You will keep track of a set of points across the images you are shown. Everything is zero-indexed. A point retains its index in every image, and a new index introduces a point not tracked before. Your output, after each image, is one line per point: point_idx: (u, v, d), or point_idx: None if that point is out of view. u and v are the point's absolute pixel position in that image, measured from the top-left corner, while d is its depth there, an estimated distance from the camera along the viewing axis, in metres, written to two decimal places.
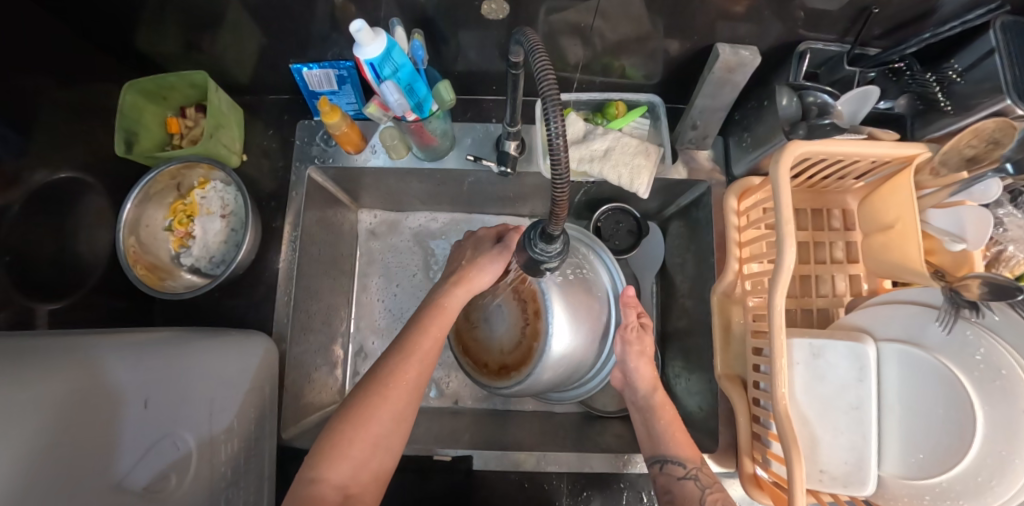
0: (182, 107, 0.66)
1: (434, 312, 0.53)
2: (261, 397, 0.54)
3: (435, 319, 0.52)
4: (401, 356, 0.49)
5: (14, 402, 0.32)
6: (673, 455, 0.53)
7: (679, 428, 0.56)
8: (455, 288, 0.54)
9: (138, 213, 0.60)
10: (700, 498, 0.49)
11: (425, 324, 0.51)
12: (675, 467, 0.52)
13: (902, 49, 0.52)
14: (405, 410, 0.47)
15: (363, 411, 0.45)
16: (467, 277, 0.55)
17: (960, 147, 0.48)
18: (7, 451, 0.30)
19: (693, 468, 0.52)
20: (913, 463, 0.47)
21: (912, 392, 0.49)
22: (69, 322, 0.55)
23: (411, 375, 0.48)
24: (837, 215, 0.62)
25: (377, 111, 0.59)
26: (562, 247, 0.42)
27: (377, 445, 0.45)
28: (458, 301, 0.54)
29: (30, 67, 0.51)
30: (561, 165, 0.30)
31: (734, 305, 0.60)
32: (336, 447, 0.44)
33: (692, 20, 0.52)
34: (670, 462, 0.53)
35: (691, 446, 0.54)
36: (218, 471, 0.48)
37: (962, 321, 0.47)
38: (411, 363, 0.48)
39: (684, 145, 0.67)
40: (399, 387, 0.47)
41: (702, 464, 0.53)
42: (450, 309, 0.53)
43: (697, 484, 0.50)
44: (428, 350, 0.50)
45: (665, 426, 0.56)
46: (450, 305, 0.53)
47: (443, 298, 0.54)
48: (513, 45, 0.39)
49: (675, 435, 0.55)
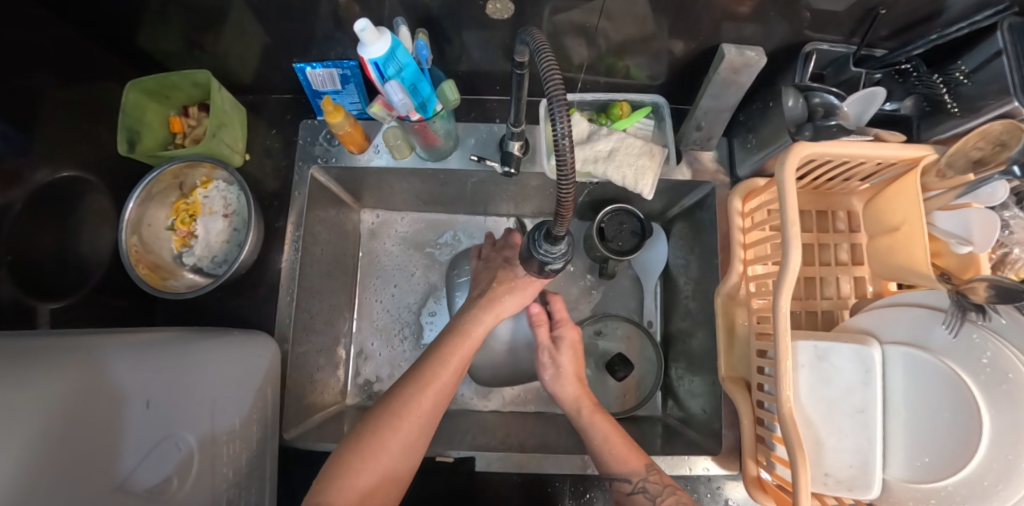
0: (184, 106, 0.66)
1: (458, 337, 0.55)
2: (263, 399, 0.55)
3: (455, 350, 0.54)
4: (418, 386, 0.50)
5: (16, 401, 0.32)
6: (618, 473, 0.53)
7: (616, 440, 0.55)
8: (483, 313, 0.57)
9: (140, 213, 0.60)
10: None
11: (447, 356, 0.53)
12: (623, 484, 0.52)
13: (908, 51, 0.52)
14: (417, 441, 0.49)
15: (372, 442, 0.47)
16: (495, 303, 0.57)
17: (967, 148, 0.49)
18: (9, 450, 0.30)
19: (640, 480, 0.51)
20: (918, 466, 0.47)
21: (919, 398, 0.49)
22: (71, 322, 0.55)
23: (425, 408, 0.50)
24: (842, 217, 0.62)
25: (380, 110, 0.59)
26: (567, 248, 0.42)
27: (388, 472, 0.47)
28: (483, 329, 0.56)
29: (32, 65, 0.51)
30: (567, 165, 0.31)
31: (738, 306, 0.60)
32: (343, 470, 0.45)
33: (697, 21, 0.52)
34: (619, 481, 0.52)
35: (634, 456, 0.54)
36: (220, 472, 0.48)
37: (969, 324, 0.46)
38: (427, 393, 0.50)
39: (689, 146, 0.67)
40: (411, 417, 0.49)
41: (648, 473, 0.52)
42: (472, 339, 0.55)
43: (647, 497, 0.50)
44: (447, 380, 0.52)
45: (602, 444, 0.55)
46: (471, 337, 0.55)
47: (470, 325, 0.56)
48: (518, 45, 0.39)
49: (613, 449, 0.54)
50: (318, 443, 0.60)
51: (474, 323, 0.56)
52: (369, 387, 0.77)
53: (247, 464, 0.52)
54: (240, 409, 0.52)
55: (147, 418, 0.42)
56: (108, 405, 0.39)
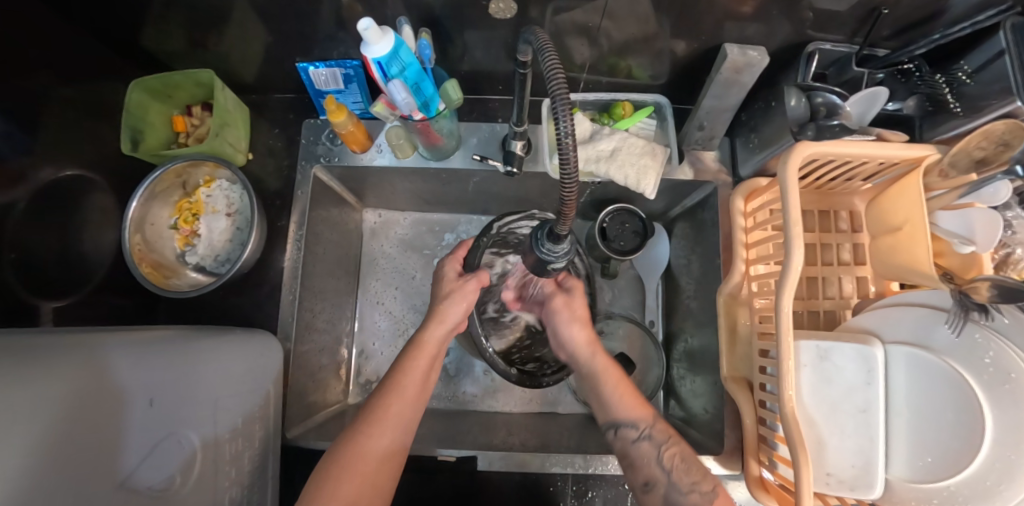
0: (188, 105, 0.66)
1: (413, 352, 0.53)
2: (266, 396, 0.55)
3: (416, 359, 0.53)
4: (385, 393, 0.50)
5: (21, 400, 0.32)
6: (624, 420, 0.54)
7: (625, 389, 0.56)
8: (431, 322, 0.55)
9: (143, 212, 0.60)
10: (658, 457, 0.51)
11: (408, 362, 0.53)
12: (629, 431, 0.53)
13: (909, 51, 0.52)
14: (396, 451, 0.48)
15: (357, 446, 0.46)
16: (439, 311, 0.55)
17: (970, 148, 0.49)
18: (15, 449, 0.30)
19: (646, 428, 0.53)
20: (920, 466, 0.47)
21: (921, 399, 0.49)
22: (74, 320, 0.55)
23: (395, 412, 0.49)
24: (844, 217, 0.62)
25: (383, 110, 0.59)
26: (569, 247, 0.42)
27: (370, 482, 0.45)
28: (436, 338, 0.55)
29: (37, 65, 0.51)
30: (569, 163, 0.31)
31: (740, 306, 0.60)
32: (328, 475, 0.44)
33: (699, 20, 0.52)
34: (624, 429, 0.53)
35: (640, 406, 0.55)
36: (221, 470, 0.48)
37: (971, 324, 0.47)
38: (394, 399, 0.50)
39: (691, 146, 0.67)
40: (391, 421, 0.49)
41: (654, 422, 0.53)
42: (431, 347, 0.54)
43: (652, 444, 0.52)
44: (415, 389, 0.52)
45: (611, 391, 0.56)
46: (431, 344, 0.55)
47: (420, 334, 0.55)
48: (521, 44, 0.39)
49: (621, 398, 0.55)
50: (320, 442, 0.60)
51: (430, 329, 0.55)
52: (370, 387, 0.77)
53: (249, 462, 0.52)
54: (242, 408, 0.52)
55: (151, 416, 0.42)
56: (113, 403, 0.39)
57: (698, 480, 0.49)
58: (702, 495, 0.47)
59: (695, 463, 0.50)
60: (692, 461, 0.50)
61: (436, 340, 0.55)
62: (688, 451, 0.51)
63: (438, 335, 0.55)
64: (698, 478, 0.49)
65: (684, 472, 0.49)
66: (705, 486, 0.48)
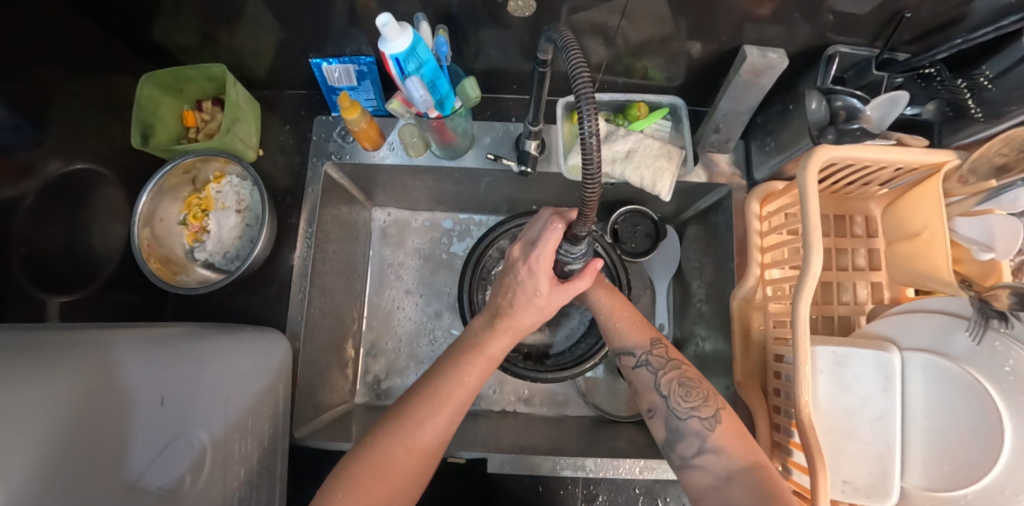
0: (198, 100, 0.66)
1: (470, 352, 0.49)
2: (276, 395, 0.53)
3: (472, 362, 0.48)
4: (431, 399, 0.44)
5: (18, 400, 0.31)
6: (623, 347, 0.55)
7: (621, 314, 0.57)
8: (500, 330, 0.50)
9: (152, 207, 0.60)
10: (655, 382, 0.51)
11: (463, 365, 0.47)
12: (628, 358, 0.54)
13: (931, 55, 0.50)
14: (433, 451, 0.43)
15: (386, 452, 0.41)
16: (513, 318, 0.50)
17: (991, 155, 0.49)
18: (15, 454, 0.29)
19: (643, 354, 0.53)
20: (936, 475, 0.47)
21: (942, 408, 0.48)
22: (81, 316, 0.54)
23: (441, 422, 0.44)
24: (860, 222, 0.62)
25: (399, 107, 0.58)
26: (586, 250, 0.44)
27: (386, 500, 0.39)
28: (501, 346, 0.50)
29: (46, 56, 0.50)
30: (593, 163, 0.30)
31: (754, 310, 0.60)
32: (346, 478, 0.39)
33: (717, 22, 0.51)
34: (623, 355, 0.55)
35: (638, 331, 0.55)
36: (231, 471, 0.46)
37: (992, 331, 0.46)
38: (443, 407, 0.44)
39: (706, 148, 0.67)
40: (427, 430, 0.43)
41: (652, 347, 0.53)
42: (458, 392, 0.46)
43: (649, 370, 0.52)
44: (461, 393, 0.46)
45: (607, 319, 0.57)
46: (432, 422, 0.43)
47: (487, 343, 0.49)
48: (542, 42, 0.39)
49: (619, 326, 0.56)
50: (327, 443, 0.60)
51: (464, 369, 0.47)
52: (377, 386, 0.77)
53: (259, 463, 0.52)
54: None
55: (157, 416, 0.41)
56: (116, 403, 0.38)
57: (697, 405, 0.47)
58: (701, 421, 0.46)
59: (697, 386, 0.49)
60: (693, 385, 0.49)
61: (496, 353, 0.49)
62: (688, 375, 0.50)
63: (501, 344, 0.50)
64: (698, 402, 0.47)
65: (681, 397, 0.49)
66: (705, 411, 0.47)
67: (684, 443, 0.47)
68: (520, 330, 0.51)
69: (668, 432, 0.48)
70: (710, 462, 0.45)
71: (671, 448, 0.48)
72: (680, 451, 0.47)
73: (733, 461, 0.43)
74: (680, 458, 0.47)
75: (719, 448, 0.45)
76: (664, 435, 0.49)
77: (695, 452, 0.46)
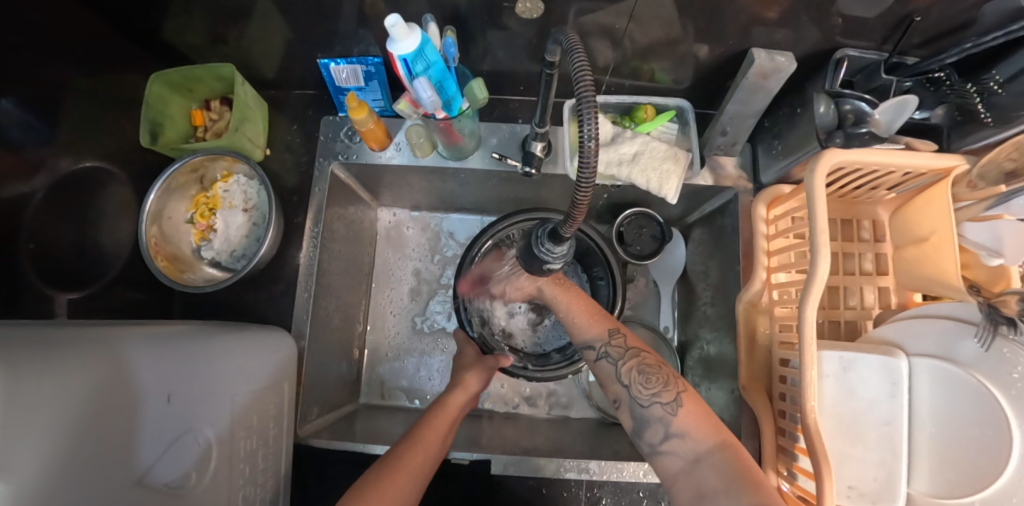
0: (206, 99, 0.66)
1: (437, 407, 0.59)
2: (279, 395, 0.57)
3: (440, 411, 0.59)
4: (429, 420, 0.57)
5: (39, 391, 0.31)
6: (584, 341, 0.54)
7: (579, 308, 0.56)
8: (456, 389, 0.62)
9: (161, 205, 0.60)
10: (616, 372, 0.50)
11: (430, 415, 0.58)
12: (589, 351, 0.54)
13: (941, 59, 0.50)
14: (431, 461, 0.52)
15: (401, 455, 0.50)
16: (461, 378, 0.64)
17: (998, 160, 0.47)
18: (36, 446, 0.29)
19: (603, 346, 0.53)
20: (943, 481, 0.46)
21: (948, 412, 0.47)
22: (89, 313, 0.55)
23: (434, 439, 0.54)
24: (867, 227, 0.62)
25: (407, 108, 0.58)
26: (568, 250, 0.42)
27: (410, 481, 0.48)
28: (458, 402, 0.61)
29: (56, 54, 0.50)
30: (589, 167, 0.30)
31: (759, 314, 0.59)
32: (384, 468, 0.48)
33: (723, 25, 0.51)
34: (585, 350, 0.54)
35: (596, 323, 0.54)
36: (237, 468, 0.48)
37: (1000, 338, 0.45)
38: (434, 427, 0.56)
39: (713, 152, 0.67)
40: (431, 439, 0.54)
41: (610, 338, 0.53)
42: (438, 429, 0.56)
43: (610, 361, 0.51)
44: (437, 435, 0.55)
45: (566, 315, 0.56)
46: (429, 442, 0.53)
47: (447, 393, 0.62)
48: (550, 44, 0.38)
49: (577, 320, 0.55)
50: (332, 442, 0.60)
51: (435, 417, 0.57)
52: (382, 385, 0.77)
53: (262, 461, 0.53)
54: (253, 404, 0.51)
55: (166, 413, 0.41)
56: (126, 399, 0.37)
57: (658, 391, 0.47)
58: (663, 406, 0.46)
59: (657, 372, 0.49)
60: (653, 372, 0.49)
61: (458, 402, 0.61)
62: (647, 362, 0.50)
63: (460, 400, 0.62)
64: (659, 388, 0.47)
65: (642, 384, 0.48)
66: (666, 396, 0.47)
67: (651, 430, 0.47)
68: (472, 388, 0.63)
69: (634, 420, 0.48)
70: (677, 446, 0.45)
71: (639, 436, 0.48)
72: (648, 438, 0.47)
73: (699, 444, 0.44)
74: (649, 445, 0.47)
75: (684, 432, 0.45)
76: (632, 424, 0.48)
77: (662, 438, 0.46)
